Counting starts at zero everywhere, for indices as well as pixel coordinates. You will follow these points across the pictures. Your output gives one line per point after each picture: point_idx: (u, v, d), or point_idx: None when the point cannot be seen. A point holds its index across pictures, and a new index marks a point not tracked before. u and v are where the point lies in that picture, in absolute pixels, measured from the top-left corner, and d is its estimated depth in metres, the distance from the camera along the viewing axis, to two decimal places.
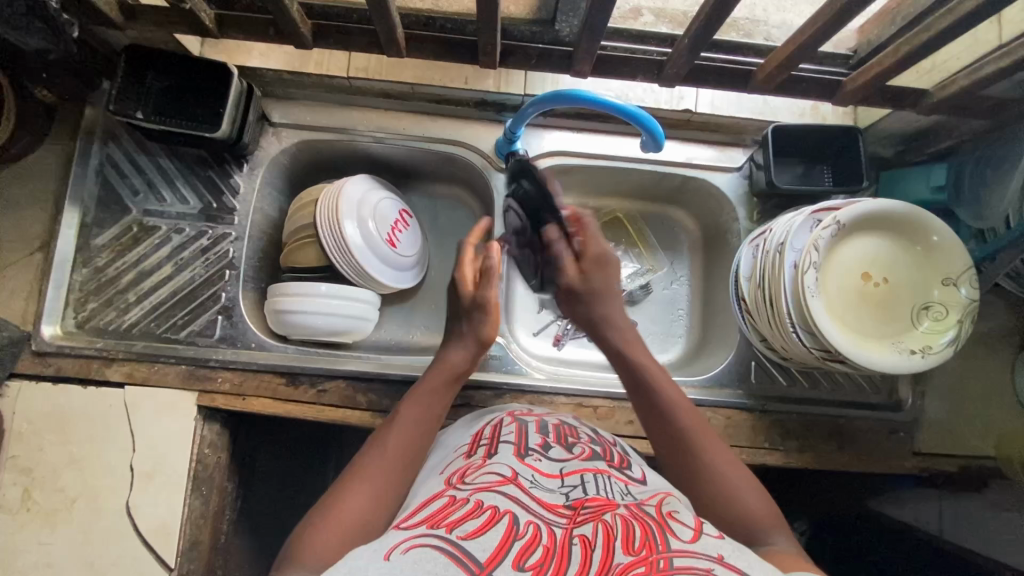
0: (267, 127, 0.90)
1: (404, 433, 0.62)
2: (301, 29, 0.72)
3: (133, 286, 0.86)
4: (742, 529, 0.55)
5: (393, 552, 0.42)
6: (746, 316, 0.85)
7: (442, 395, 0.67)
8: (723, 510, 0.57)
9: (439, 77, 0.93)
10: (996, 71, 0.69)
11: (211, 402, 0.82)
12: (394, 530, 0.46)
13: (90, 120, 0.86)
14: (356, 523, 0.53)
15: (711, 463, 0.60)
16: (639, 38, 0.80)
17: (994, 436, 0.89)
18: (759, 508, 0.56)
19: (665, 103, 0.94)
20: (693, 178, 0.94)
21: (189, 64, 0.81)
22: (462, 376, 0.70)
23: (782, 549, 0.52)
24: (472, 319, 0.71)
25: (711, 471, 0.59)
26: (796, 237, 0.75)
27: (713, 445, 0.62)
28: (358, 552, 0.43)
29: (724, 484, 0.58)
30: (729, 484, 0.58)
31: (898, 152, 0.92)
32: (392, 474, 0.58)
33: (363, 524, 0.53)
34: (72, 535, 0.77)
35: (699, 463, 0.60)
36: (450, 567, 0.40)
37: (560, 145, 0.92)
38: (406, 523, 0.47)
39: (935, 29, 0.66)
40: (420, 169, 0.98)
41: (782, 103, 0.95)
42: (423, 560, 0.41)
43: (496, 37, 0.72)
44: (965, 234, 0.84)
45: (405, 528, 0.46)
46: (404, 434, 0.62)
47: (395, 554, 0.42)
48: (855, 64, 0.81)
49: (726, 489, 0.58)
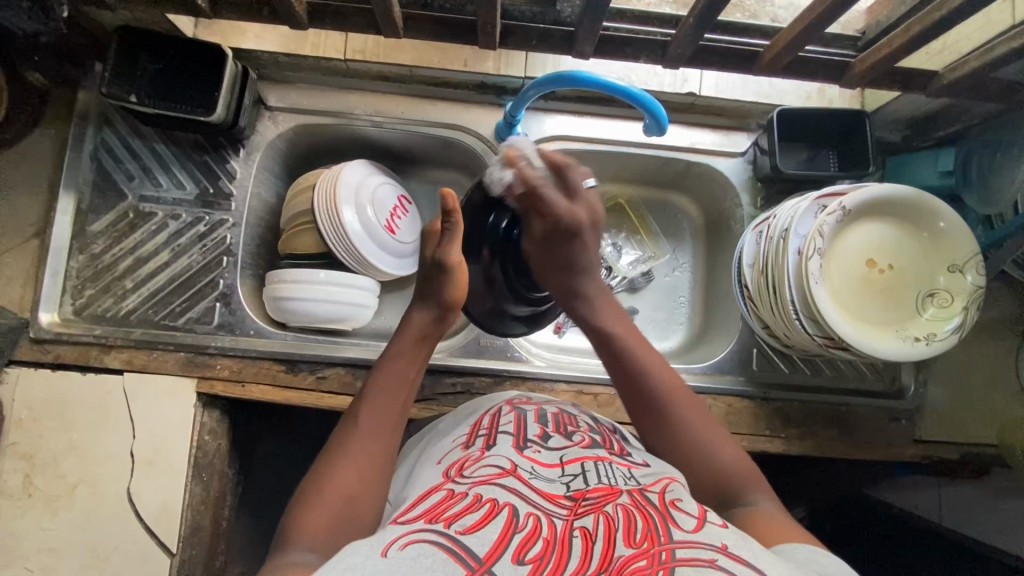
0: (263, 110, 0.88)
1: (376, 412, 0.60)
2: (296, 9, 0.70)
3: (130, 272, 0.85)
4: (717, 487, 0.56)
5: (389, 549, 0.41)
6: (749, 304, 0.84)
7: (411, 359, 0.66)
8: (699, 472, 0.57)
9: (438, 59, 0.88)
10: (1008, 51, 0.67)
11: (210, 388, 0.82)
12: (392, 526, 0.46)
13: (84, 104, 0.85)
14: (349, 500, 0.53)
15: (683, 417, 0.61)
16: (642, 19, 0.78)
17: (998, 424, 0.88)
18: (733, 464, 0.57)
19: (670, 87, 0.90)
20: (696, 163, 0.93)
21: (181, 45, 0.80)
22: (431, 336, 0.69)
23: (766, 511, 0.53)
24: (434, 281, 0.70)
25: (691, 444, 0.59)
26: (801, 222, 0.74)
27: (690, 406, 0.62)
28: (354, 548, 0.42)
29: (696, 440, 0.59)
30: (702, 440, 0.59)
31: (905, 137, 0.91)
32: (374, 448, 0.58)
33: (355, 501, 0.53)
34: (74, 521, 0.77)
35: (682, 433, 0.60)
36: (450, 565, 0.40)
37: (561, 130, 0.91)
38: (403, 519, 0.47)
39: (946, 8, 0.64)
40: (419, 153, 0.96)
41: (788, 87, 0.92)
42: (422, 557, 0.40)
43: (495, 17, 0.70)
44: (971, 219, 0.83)
45: (402, 523, 0.46)
46: (379, 405, 0.61)
47: (392, 552, 0.41)
48: (863, 45, 0.78)
49: (699, 441, 0.59)
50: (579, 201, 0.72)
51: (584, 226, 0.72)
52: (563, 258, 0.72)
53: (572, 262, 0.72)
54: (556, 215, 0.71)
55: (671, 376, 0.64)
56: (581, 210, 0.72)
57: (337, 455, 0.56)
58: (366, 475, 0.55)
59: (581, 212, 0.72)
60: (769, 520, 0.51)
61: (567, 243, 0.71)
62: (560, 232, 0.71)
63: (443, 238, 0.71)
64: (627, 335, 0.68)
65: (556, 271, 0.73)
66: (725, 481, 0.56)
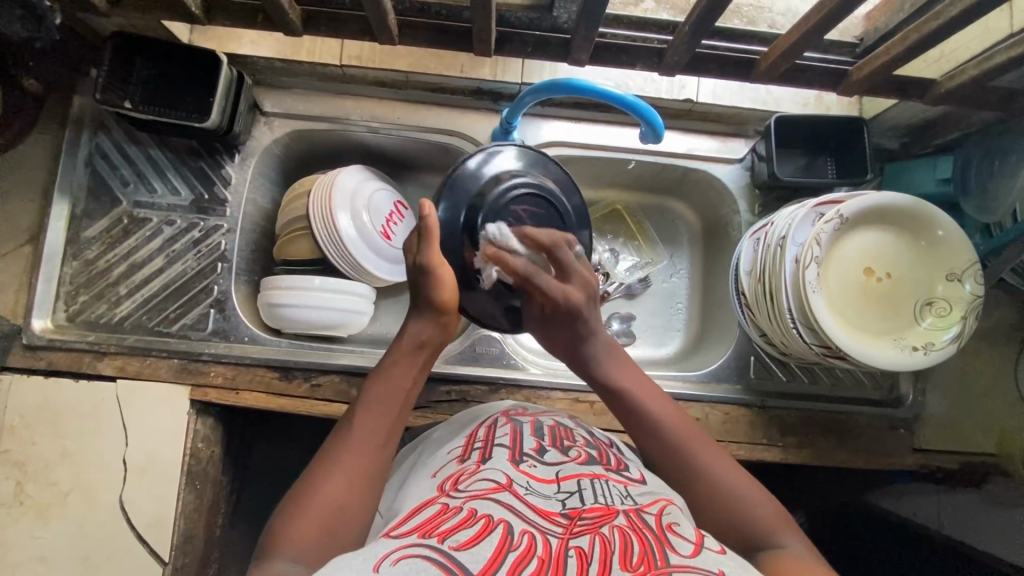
0: (259, 116, 0.88)
1: (369, 422, 0.58)
2: (291, 15, 0.70)
3: (124, 278, 0.85)
4: (754, 540, 0.53)
5: (382, 563, 0.41)
6: (745, 311, 0.84)
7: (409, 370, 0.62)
8: (738, 526, 0.55)
9: (434, 65, 0.88)
10: (1006, 61, 0.67)
11: (203, 396, 0.82)
12: (385, 538, 0.45)
13: (78, 109, 0.84)
14: (333, 511, 0.51)
15: (711, 471, 0.58)
16: (640, 25, 0.78)
17: (997, 434, 0.87)
18: (768, 516, 0.55)
19: (666, 93, 0.90)
20: (694, 169, 0.92)
21: (176, 50, 0.79)
22: (430, 347, 0.64)
23: (796, 554, 0.51)
24: (421, 286, 0.64)
25: (725, 503, 0.56)
26: (798, 231, 0.74)
27: (716, 460, 0.59)
28: (345, 561, 0.41)
29: (724, 495, 0.56)
30: (733, 493, 0.56)
31: (904, 144, 0.90)
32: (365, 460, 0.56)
33: (341, 512, 0.52)
34: (66, 530, 0.76)
35: (715, 495, 0.57)
36: None
37: (558, 135, 0.91)
38: (397, 531, 0.46)
39: (944, 17, 0.64)
40: (415, 159, 0.96)
41: (786, 94, 0.92)
42: (415, 572, 0.40)
43: (490, 24, 0.70)
44: (970, 227, 0.83)
45: (396, 536, 0.46)
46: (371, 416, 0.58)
47: (386, 566, 0.40)
48: (862, 53, 0.78)
49: (728, 494, 0.56)
50: (573, 278, 0.66)
51: (580, 304, 0.65)
52: (563, 334, 0.67)
53: (576, 337, 0.67)
54: (550, 299, 0.65)
55: (687, 425, 0.62)
56: (576, 288, 0.66)
57: (326, 466, 0.54)
58: (354, 488, 0.54)
59: (577, 292, 0.66)
60: (797, 563, 0.49)
61: (567, 324, 0.66)
62: (558, 313, 0.65)
63: (422, 245, 0.63)
64: (643, 389, 0.64)
65: (561, 345, 0.68)
66: (759, 534, 0.54)
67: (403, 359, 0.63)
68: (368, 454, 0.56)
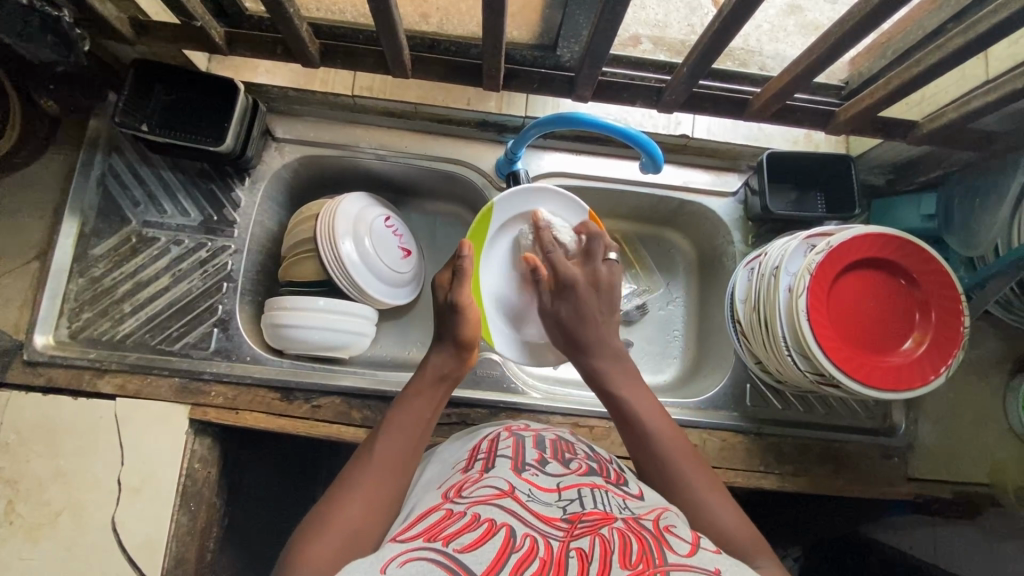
0: (271, 141, 0.91)
1: (405, 418, 0.63)
2: (310, 48, 0.73)
3: (129, 296, 0.86)
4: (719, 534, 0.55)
5: (389, 565, 0.42)
6: (742, 338, 0.85)
7: (431, 397, 0.67)
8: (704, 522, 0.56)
9: (442, 98, 0.92)
10: (981, 105, 0.71)
11: (203, 415, 0.82)
12: (390, 543, 0.46)
13: (93, 130, 0.87)
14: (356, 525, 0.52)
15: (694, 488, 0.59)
16: (638, 65, 0.83)
17: (987, 463, 0.89)
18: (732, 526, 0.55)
19: (664, 128, 0.95)
20: (690, 202, 0.96)
21: (195, 76, 0.82)
22: (450, 377, 0.69)
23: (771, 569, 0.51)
24: (449, 322, 0.71)
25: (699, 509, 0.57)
26: (791, 260, 0.75)
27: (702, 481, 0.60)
28: (355, 564, 0.43)
29: (697, 501, 0.58)
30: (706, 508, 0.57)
31: (889, 180, 0.95)
32: (387, 480, 0.57)
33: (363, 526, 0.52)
34: (55, 550, 0.74)
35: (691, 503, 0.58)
36: None
37: (558, 166, 0.94)
38: (403, 537, 0.47)
39: (923, 65, 0.68)
40: (420, 187, 1.00)
41: (777, 131, 0.97)
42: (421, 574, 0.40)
43: (499, 61, 0.73)
44: (955, 262, 0.86)
45: (401, 540, 0.46)
46: (395, 437, 0.61)
47: (392, 568, 0.41)
48: (847, 94, 0.83)
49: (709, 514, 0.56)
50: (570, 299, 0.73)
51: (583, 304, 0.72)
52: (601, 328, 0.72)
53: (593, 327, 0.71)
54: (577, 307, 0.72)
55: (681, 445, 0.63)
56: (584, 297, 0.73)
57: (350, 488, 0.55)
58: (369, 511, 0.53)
59: (585, 276, 0.74)
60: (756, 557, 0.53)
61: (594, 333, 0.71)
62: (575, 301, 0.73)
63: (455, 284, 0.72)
64: (621, 381, 0.69)
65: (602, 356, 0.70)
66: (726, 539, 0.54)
67: (430, 385, 0.67)
68: (409, 447, 0.61)
